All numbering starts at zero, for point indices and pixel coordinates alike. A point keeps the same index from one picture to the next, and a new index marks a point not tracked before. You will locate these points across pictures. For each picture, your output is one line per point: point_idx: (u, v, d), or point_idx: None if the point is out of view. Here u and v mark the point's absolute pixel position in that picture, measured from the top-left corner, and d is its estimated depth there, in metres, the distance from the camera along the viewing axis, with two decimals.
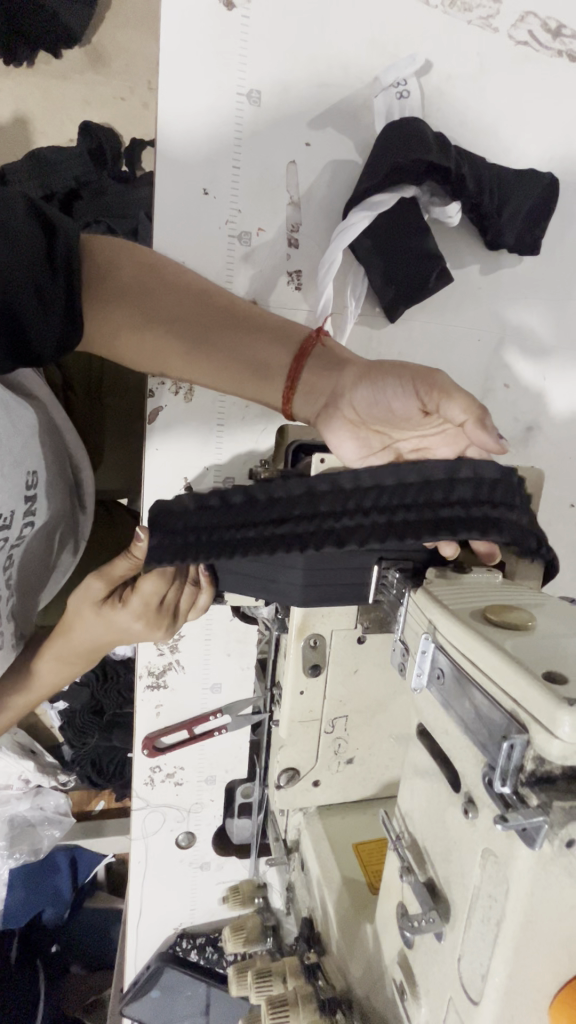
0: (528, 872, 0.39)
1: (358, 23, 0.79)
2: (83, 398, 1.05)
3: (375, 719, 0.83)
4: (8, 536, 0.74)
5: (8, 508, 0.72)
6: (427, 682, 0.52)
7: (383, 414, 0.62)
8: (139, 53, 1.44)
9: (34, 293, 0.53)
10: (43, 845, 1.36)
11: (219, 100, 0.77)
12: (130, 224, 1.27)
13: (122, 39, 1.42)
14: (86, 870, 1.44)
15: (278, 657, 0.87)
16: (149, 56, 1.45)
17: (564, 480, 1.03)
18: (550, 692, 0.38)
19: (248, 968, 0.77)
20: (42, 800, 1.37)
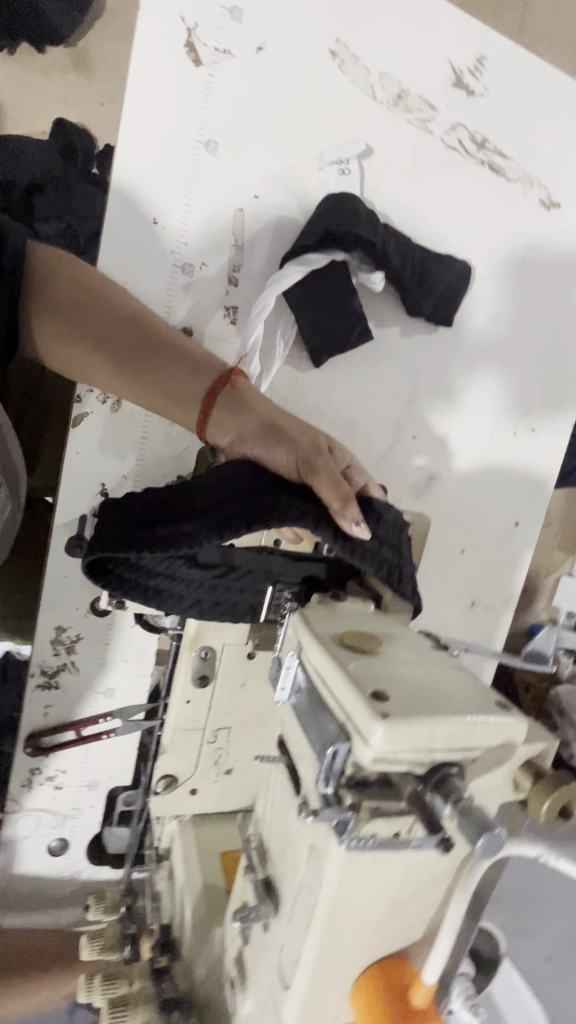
0: (338, 863, 0.44)
1: (313, 103, 0.88)
2: None
3: (256, 732, 0.87)
4: None
5: None
6: (288, 696, 0.58)
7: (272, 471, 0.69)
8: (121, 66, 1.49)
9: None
10: None
11: (179, 143, 0.84)
12: (88, 227, 1.29)
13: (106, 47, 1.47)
14: None
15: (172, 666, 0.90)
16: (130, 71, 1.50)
17: (456, 528, 1.16)
18: (371, 706, 0.44)
19: (97, 975, 0.76)
20: None
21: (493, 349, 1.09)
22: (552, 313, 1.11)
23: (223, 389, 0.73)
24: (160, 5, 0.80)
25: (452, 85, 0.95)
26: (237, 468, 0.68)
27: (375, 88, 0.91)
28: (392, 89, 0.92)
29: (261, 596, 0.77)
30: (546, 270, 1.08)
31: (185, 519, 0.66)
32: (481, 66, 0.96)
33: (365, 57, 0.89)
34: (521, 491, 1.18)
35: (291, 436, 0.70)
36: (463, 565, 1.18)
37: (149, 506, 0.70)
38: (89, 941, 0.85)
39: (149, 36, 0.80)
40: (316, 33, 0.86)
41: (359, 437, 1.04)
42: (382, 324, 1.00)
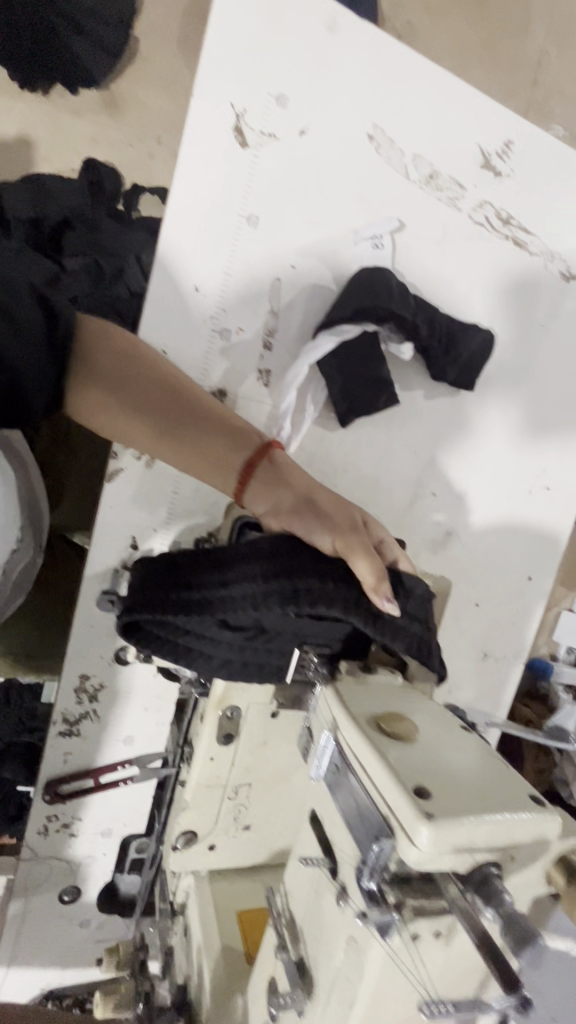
0: (379, 960, 0.46)
1: (351, 181, 0.92)
2: None
3: (275, 790, 0.88)
4: None
5: None
6: (323, 774, 0.59)
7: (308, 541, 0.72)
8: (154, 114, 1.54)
9: (44, 376, 0.61)
10: None
11: (223, 218, 0.88)
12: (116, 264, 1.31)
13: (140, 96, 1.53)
14: None
15: (193, 720, 0.91)
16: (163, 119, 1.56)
17: (472, 582, 1.18)
18: (416, 807, 0.46)
19: None
20: None
21: (512, 412, 1.13)
22: (569, 378, 1.15)
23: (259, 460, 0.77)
24: (211, 89, 0.84)
25: (481, 166, 1.00)
26: (275, 544, 0.71)
27: (409, 169, 0.95)
28: (425, 170, 0.96)
29: (287, 659, 0.75)
30: (564, 338, 1.13)
31: (224, 590, 0.68)
32: (509, 149, 1.01)
33: (400, 141, 0.94)
34: (535, 547, 1.20)
35: (327, 512, 0.73)
36: (477, 617, 1.20)
37: (185, 571, 0.75)
38: (103, 999, 0.86)
39: (200, 118, 0.84)
40: (356, 117, 0.91)
41: (381, 494, 1.06)
42: (406, 387, 1.04)
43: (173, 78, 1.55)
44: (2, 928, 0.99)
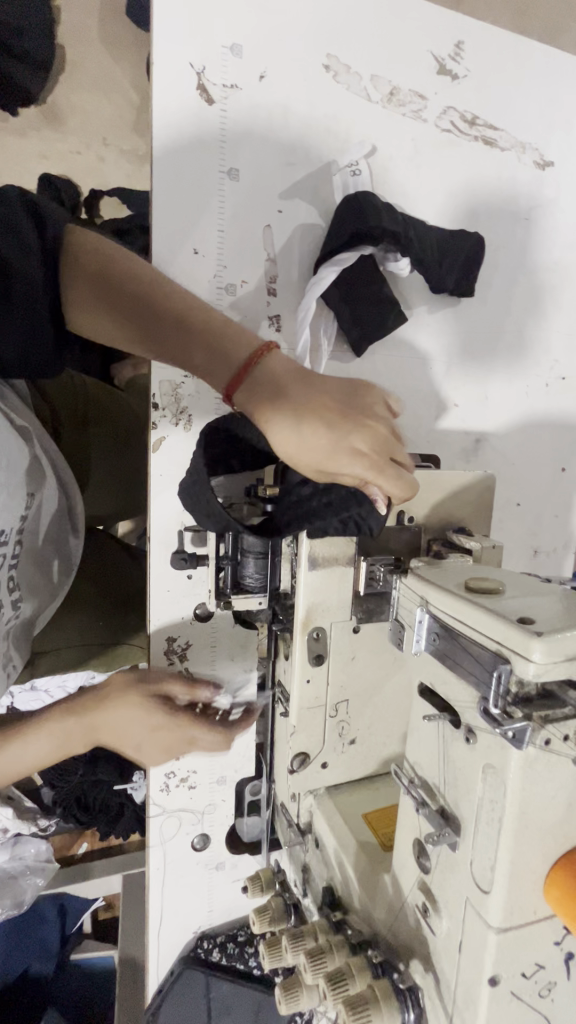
0: (520, 771, 0.51)
1: (316, 113, 0.95)
2: (69, 427, 1.21)
3: (372, 700, 0.94)
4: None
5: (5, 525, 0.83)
6: (424, 645, 0.65)
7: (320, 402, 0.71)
8: (96, 115, 1.61)
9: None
10: (26, 897, 1.45)
11: (205, 175, 0.91)
12: None
13: (78, 100, 1.60)
14: (74, 917, 1.58)
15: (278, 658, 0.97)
16: (104, 117, 1.62)
17: (509, 483, 1.21)
18: (525, 630, 0.50)
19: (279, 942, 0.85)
20: (22, 849, 1.48)
21: (515, 310, 1.15)
22: (563, 265, 1.17)
23: (183, 329, 0.72)
24: (170, 52, 0.87)
25: (437, 73, 1.01)
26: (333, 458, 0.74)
27: (370, 91, 0.98)
28: (385, 88, 0.98)
29: (358, 572, 0.87)
30: (551, 226, 1.14)
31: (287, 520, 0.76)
32: (460, 50, 1.02)
33: (356, 65, 0.96)
34: (563, 437, 1.23)
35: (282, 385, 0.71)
36: (520, 517, 1.23)
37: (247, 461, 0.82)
38: (257, 915, 0.93)
39: (164, 84, 0.87)
40: (309, 51, 0.93)
41: (407, 413, 1.10)
42: (409, 307, 1.07)
43: (105, 74, 1.60)
44: (148, 883, 1.07)
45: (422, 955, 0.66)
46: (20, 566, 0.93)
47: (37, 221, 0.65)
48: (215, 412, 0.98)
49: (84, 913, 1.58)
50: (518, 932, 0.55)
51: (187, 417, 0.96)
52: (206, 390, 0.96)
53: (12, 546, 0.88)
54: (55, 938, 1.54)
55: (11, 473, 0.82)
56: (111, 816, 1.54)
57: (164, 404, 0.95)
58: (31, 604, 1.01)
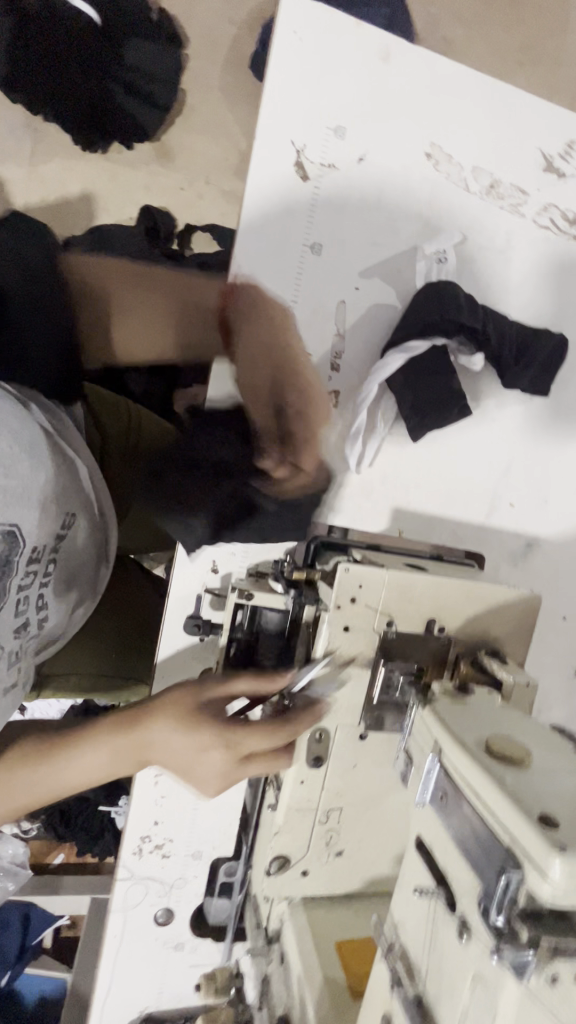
0: (515, 1003, 0.44)
1: (410, 195, 0.94)
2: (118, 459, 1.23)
3: (367, 815, 0.87)
4: (38, 567, 0.76)
5: (42, 540, 0.74)
6: (430, 800, 0.58)
7: (309, 369, 0.84)
8: (201, 155, 1.68)
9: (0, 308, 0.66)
10: None
11: (287, 244, 0.91)
12: None
13: (187, 140, 1.68)
14: (36, 930, 1.51)
15: None
16: (209, 159, 1.69)
17: (556, 596, 1.12)
18: (544, 839, 0.43)
19: None
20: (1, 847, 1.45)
21: None
22: None
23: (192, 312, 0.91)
24: (275, 125, 0.88)
25: (543, 170, 0.98)
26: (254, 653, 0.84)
27: (469, 182, 0.95)
28: (486, 181, 0.96)
29: (374, 676, 0.81)
30: None
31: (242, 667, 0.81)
32: (571, 149, 0.99)
33: (459, 155, 0.94)
34: None
35: (295, 376, 0.81)
36: (563, 632, 1.13)
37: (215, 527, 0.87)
38: None
39: (264, 154, 0.88)
40: (414, 137, 0.93)
41: (457, 505, 1.04)
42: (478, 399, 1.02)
43: (218, 121, 1.68)
44: (103, 948, 1.02)
45: None
46: (50, 585, 0.81)
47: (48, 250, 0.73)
48: None
49: (40, 936, 1.54)
50: None
51: None
52: None
53: (44, 563, 0.77)
54: (12, 949, 1.49)
55: (57, 485, 0.76)
56: (87, 836, 1.51)
57: None
58: (47, 628, 0.86)
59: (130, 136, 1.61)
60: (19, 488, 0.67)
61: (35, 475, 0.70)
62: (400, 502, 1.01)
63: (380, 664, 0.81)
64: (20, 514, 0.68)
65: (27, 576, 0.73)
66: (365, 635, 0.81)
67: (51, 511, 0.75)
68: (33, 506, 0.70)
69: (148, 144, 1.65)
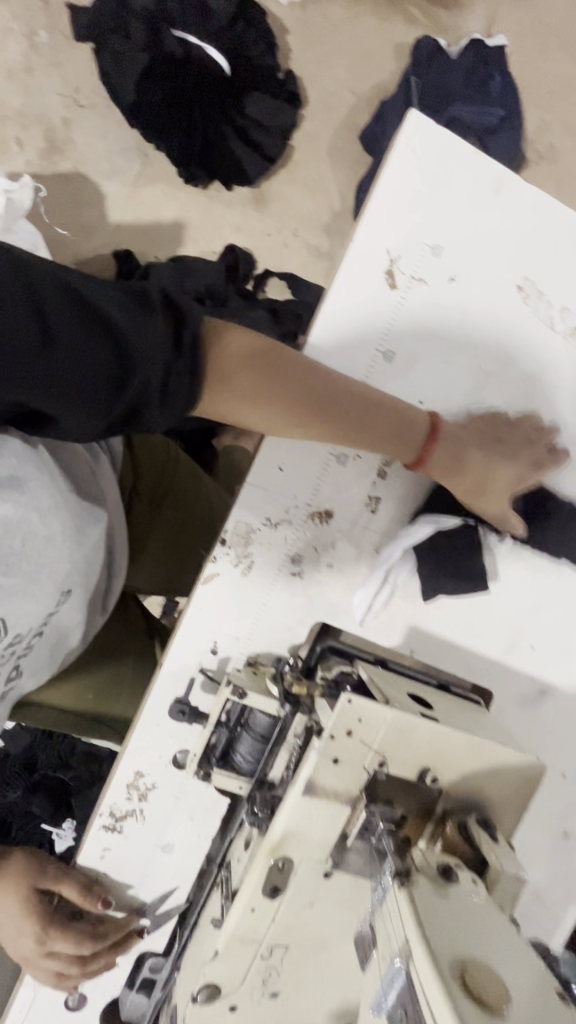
0: None
1: (494, 321, 0.93)
2: (144, 503, 1.22)
3: (313, 960, 0.80)
4: (15, 649, 0.79)
5: (26, 625, 0.78)
6: (386, 1011, 0.53)
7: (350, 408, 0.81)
8: (295, 208, 1.71)
9: (90, 385, 0.58)
10: None
11: (362, 344, 0.90)
12: None
13: (285, 191, 1.71)
14: None
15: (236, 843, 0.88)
16: (303, 212, 1.72)
17: (558, 750, 1.05)
18: None
19: None
20: None
21: None
22: None
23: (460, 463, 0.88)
24: (372, 234, 0.88)
25: None
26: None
27: (555, 320, 0.94)
28: (572, 322, 0.94)
29: (353, 815, 0.76)
30: None
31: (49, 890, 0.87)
32: None
33: (551, 292, 0.93)
34: None
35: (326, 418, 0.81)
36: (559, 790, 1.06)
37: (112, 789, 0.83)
38: None
39: (357, 257, 0.88)
40: (510, 267, 0.92)
41: (475, 636, 0.99)
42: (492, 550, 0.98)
43: (318, 183, 1.71)
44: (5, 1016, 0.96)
45: None
46: (29, 655, 0.84)
47: (175, 320, 0.64)
48: (277, 569, 0.93)
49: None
50: None
51: (248, 561, 0.92)
52: (278, 540, 0.92)
53: (26, 640, 0.80)
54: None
55: (58, 571, 0.79)
56: None
57: (231, 543, 0.91)
58: (24, 681, 0.89)
59: (231, 176, 1.66)
60: (13, 586, 0.73)
61: (35, 571, 0.75)
62: (416, 622, 0.98)
63: (361, 808, 0.76)
64: (8, 609, 0.73)
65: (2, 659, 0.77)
66: (354, 771, 0.76)
67: (43, 597, 0.78)
68: (26, 599, 0.75)
69: (247, 188, 1.69)
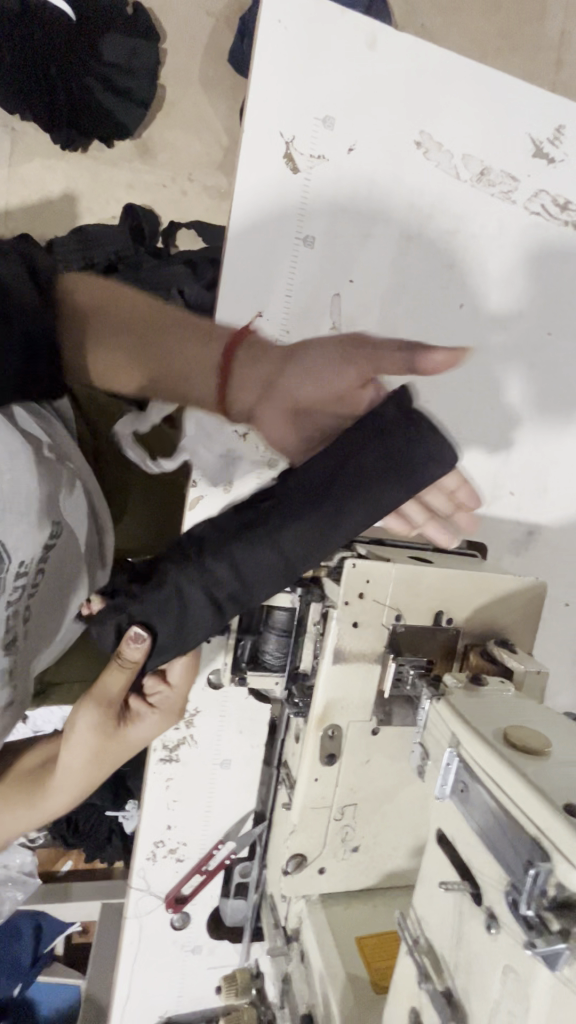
0: (548, 992, 0.43)
1: (402, 183, 0.93)
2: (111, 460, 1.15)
3: (381, 808, 0.87)
4: (25, 581, 0.75)
5: (30, 554, 0.73)
6: (449, 793, 0.57)
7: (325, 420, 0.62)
8: (183, 151, 1.65)
9: None
10: (4, 908, 1.47)
11: (279, 233, 0.90)
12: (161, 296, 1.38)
13: (170, 137, 1.65)
14: (49, 939, 1.50)
15: (288, 738, 0.93)
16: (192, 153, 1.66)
17: (559, 581, 1.12)
18: (573, 830, 0.43)
19: None
20: (10, 857, 1.51)
21: None
22: None
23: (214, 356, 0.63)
24: (263, 124, 0.86)
25: (532, 156, 0.98)
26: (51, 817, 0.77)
27: (459, 168, 0.95)
28: (475, 167, 0.96)
29: (384, 671, 0.81)
30: None
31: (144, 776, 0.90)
32: (560, 134, 0.99)
33: (448, 142, 0.94)
34: None
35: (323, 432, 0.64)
36: (568, 618, 1.13)
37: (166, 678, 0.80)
38: (225, 984, 0.93)
39: (252, 147, 0.87)
40: (403, 125, 0.92)
41: None
42: (440, 423, 1.01)
43: (199, 114, 1.64)
44: (120, 954, 1.01)
45: None
46: (38, 596, 0.81)
47: None
48: (256, 477, 0.96)
49: (57, 940, 1.51)
50: None
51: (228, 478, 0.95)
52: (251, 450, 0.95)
53: (32, 573, 0.77)
54: (27, 955, 1.47)
55: (43, 494, 0.76)
56: (100, 846, 1.52)
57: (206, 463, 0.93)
58: (41, 632, 0.87)
59: (112, 133, 1.54)
60: None
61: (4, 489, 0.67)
62: None
63: (390, 661, 0.80)
64: None
65: (14, 590, 0.72)
66: (375, 630, 0.81)
67: (41, 522, 0.75)
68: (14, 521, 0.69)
69: (130, 143, 1.61)
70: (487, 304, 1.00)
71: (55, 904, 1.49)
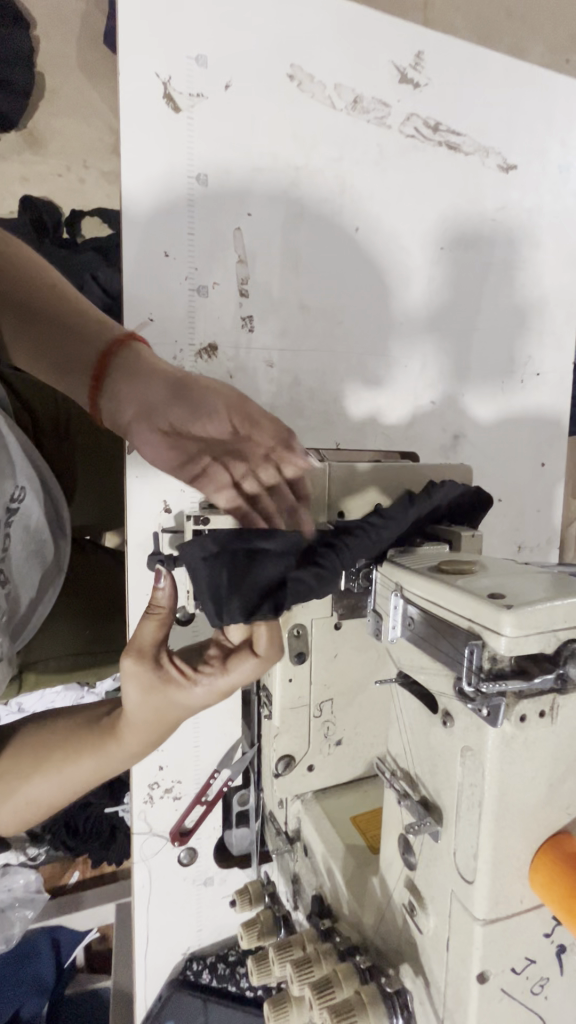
0: (496, 748, 0.50)
1: (282, 120, 0.98)
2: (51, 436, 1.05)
3: (356, 700, 0.92)
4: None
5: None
6: (401, 631, 0.62)
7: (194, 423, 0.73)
8: (76, 136, 1.46)
9: None
10: (14, 931, 1.41)
11: (173, 172, 0.93)
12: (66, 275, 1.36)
13: (57, 124, 1.45)
14: (69, 948, 1.48)
15: None
16: (86, 138, 1.47)
17: (489, 478, 1.21)
18: (494, 604, 0.49)
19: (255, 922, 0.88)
20: (11, 880, 1.43)
21: (485, 310, 1.17)
22: (529, 262, 1.19)
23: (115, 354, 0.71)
24: (136, 62, 0.89)
25: (399, 82, 1.05)
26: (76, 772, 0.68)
27: (334, 99, 1.01)
28: (349, 96, 1.02)
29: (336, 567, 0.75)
30: (514, 225, 1.16)
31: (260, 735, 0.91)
32: (421, 60, 1.06)
33: (320, 75, 0.99)
34: (542, 433, 1.24)
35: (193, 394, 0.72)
36: (502, 512, 1.23)
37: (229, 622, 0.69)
38: (239, 896, 0.95)
39: (130, 89, 0.89)
40: (274, 61, 0.96)
41: (384, 411, 1.11)
42: (357, 345, 1.08)
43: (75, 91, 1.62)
44: (134, 901, 1.03)
45: (412, 960, 0.63)
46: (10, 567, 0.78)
47: None
48: None
49: (76, 949, 1.48)
50: (506, 923, 0.53)
51: None
52: None
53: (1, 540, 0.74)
54: (50, 971, 1.43)
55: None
56: (101, 842, 1.49)
57: None
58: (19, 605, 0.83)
59: None
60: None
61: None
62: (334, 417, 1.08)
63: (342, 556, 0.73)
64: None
65: None
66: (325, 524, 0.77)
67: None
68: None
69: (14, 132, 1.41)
70: (380, 225, 1.07)
71: (66, 909, 1.46)
